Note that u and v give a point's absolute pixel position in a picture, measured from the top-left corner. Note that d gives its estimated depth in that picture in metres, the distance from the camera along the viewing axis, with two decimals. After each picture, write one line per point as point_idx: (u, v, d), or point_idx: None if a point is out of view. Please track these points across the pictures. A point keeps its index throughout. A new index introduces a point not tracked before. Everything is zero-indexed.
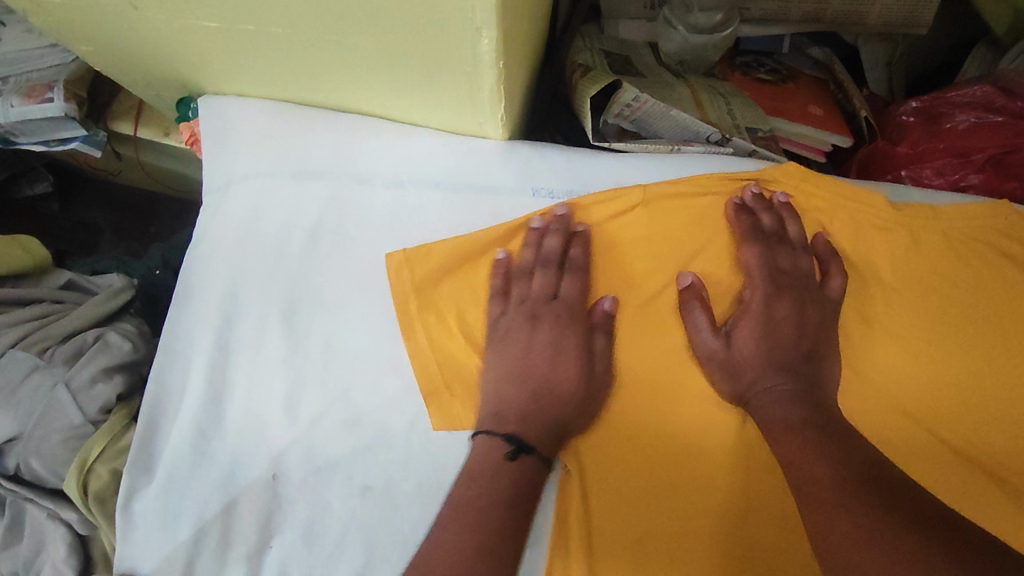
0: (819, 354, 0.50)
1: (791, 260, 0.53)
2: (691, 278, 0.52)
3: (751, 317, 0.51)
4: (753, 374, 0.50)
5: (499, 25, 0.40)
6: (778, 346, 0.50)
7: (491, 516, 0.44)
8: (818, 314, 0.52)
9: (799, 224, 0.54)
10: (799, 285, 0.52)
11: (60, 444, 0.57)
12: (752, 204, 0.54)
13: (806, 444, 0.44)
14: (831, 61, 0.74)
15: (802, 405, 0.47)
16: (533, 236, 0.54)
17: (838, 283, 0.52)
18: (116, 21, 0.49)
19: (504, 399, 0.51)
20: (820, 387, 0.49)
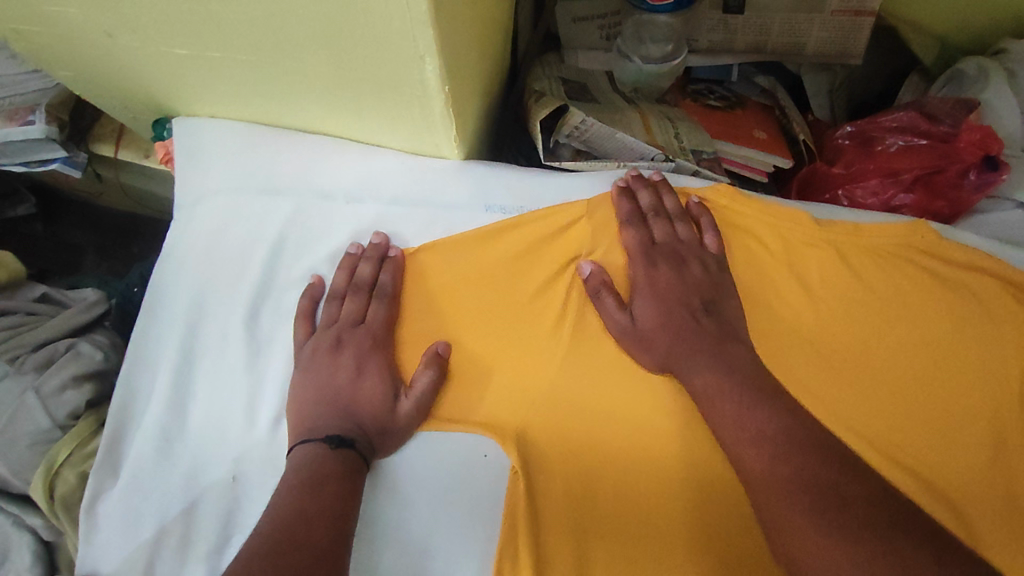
0: (714, 306, 0.54)
1: (665, 231, 0.57)
2: (590, 267, 0.56)
3: (641, 289, 0.55)
4: (664, 344, 0.53)
5: (441, 55, 0.43)
6: (672, 305, 0.54)
7: (324, 496, 0.48)
8: (700, 270, 0.55)
9: (675, 196, 0.59)
10: (672, 252, 0.56)
11: (27, 448, 0.60)
12: (632, 184, 0.59)
13: (736, 416, 0.47)
14: (776, 88, 0.78)
15: (711, 359, 0.51)
16: (348, 261, 0.59)
17: (712, 240, 0.57)
18: (92, 47, 0.53)
19: (318, 418, 0.54)
20: (727, 345, 0.51)
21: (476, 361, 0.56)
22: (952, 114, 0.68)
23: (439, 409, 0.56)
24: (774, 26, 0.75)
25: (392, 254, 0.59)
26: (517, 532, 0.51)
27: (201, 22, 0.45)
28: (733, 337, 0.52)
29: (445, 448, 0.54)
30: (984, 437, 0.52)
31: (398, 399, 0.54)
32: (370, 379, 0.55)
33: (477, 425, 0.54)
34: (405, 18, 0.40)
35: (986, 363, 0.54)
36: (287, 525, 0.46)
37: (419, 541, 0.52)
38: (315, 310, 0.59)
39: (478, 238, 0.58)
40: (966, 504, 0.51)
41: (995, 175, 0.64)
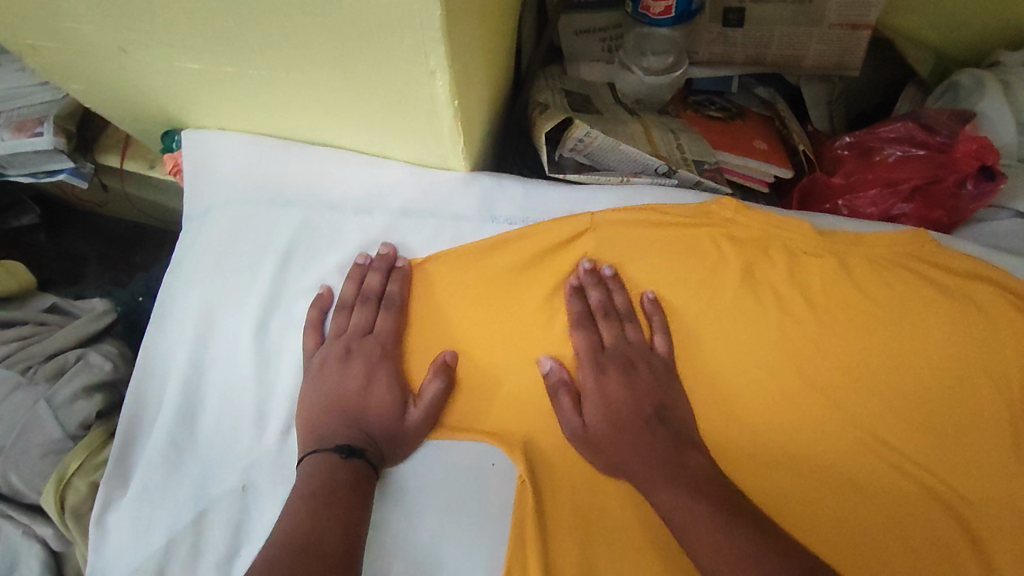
0: (665, 410, 0.55)
1: (613, 334, 0.58)
2: (550, 364, 0.57)
3: (592, 399, 0.56)
4: (615, 454, 0.53)
5: (451, 70, 0.44)
6: (625, 415, 0.55)
7: (333, 507, 0.49)
8: (648, 373, 0.56)
9: (626, 293, 0.59)
10: (620, 357, 0.57)
11: (39, 457, 0.61)
12: (582, 282, 0.59)
13: (697, 523, 0.48)
14: (775, 99, 0.80)
15: (668, 475, 0.51)
16: (357, 271, 0.60)
17: (662, 342, 0.57)
18: (105, 62, 0.54)
19: (327, 428, 0.54)
20: (683, 453, 0.52)
21: (483, 369, 0.58)
22: (949, 125, 0.69)
23: (446, 418, 0.56)
24: (773, 38, 0.76)
25: (400, 264, 0.60)
26: (525, 540, 0.51)
27: (215, 37, 0.46)
28: (689, 443, 0.53)
29: (454, 457, 0.55)
30: (990, 443, 0.53)
31: (406, 409, 0.55)
32: (379, 388, 0.56)
33: (484, 433, 0.56)
34: (417, 35, 0.41)
35: (990, 370, 0.54)
36: (301, 533, 0.47)
37: (425, 554, 0.52)
38: (323, 321, 0.60)
39: (485, 249, 0.59)
40: (966, 507, 0.52)
41: (992, 185, 0.64)
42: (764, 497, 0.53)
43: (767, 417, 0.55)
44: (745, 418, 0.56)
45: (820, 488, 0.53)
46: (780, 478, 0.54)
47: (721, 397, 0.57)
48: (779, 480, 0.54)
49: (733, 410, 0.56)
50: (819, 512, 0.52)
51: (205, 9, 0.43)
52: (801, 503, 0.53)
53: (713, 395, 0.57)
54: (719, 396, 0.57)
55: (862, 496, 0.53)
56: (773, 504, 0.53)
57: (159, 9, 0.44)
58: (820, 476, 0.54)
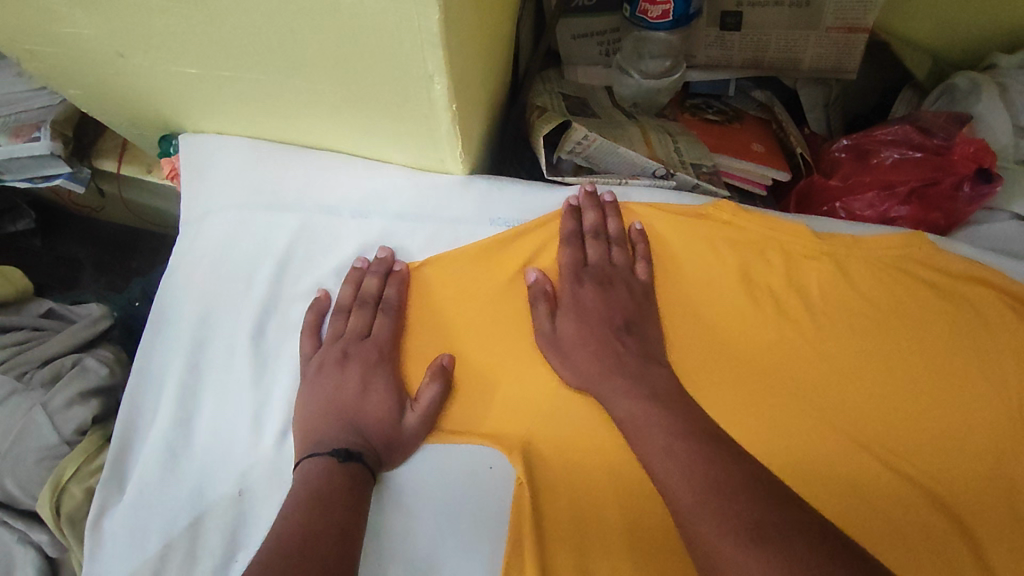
0: (637, 327, 0.56)
1: (598, 253, 0.59)
2: (536, 275, 0.58)
3: (564, 308, 0.57)
4: (585, 362, 0.55)
5: (449, 74, 0.44)
6: (596, 324, 0.56)
7: (330, 512, 0.48)
8: (625, 292, 0.57)
9: (619, 220, 0.60)
10: (600, 274, 0.58)
11: (35, 463, 0.61)
12: (581, 204, 0.60)
13: (653, 426, 0.49)
14: (772, 103, 0.80)
15: (628, 383, 0.53)
16: (355, 275, 0.60)
17: (643, 268, 0.59)
18: (103, 66, 0.54)
19: (325, 433, 0.54)
20: (649, 369, 0.54)
21: (480, 372, 0.57)
22: (946, 127, 0.69)
23: (445, 422, 0.56)
24: (770, 41, 0.76)
25: (398, 267, 0.60)
26: (524, 543, 0.51)
27: (214, 42, 0.46)
28: (655, 360, 0.55)
29: (452, 461, 0.55)
30: (991, 446, 0.52)
31: (404, 412, 0.55)
32: (376, 392, 0.55)
33: (481, 436, 0.55)
34: (415, 40, 0.41)
35: (989, 373, 0.54)
36: (298, 535, 0.46)
37: (422, 556, 0.52)
38: (321, 324, 0.60)
39: (482, 252, 0.59)
40: (966, 511, 0.51)
41: (989, 187, 0.65)
42: None
43: (769, 419, 0.55)
44: (748, 424, 0.54)
45: (822, 492, 0.52)
46: (783, 482, 0.53)
47: (723, 397, 0.55)
48: (782, 483, 0.53)
49: (734, 411, 0.55)
50: (820, 515, 0.52)
51: (202, 13, 0.43)
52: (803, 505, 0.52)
53: (715, 396, 0.56)
54: (722, 394, 0.55)
55: (863, 499, 0.52)
56: None
57: (157, 14, 0.44)
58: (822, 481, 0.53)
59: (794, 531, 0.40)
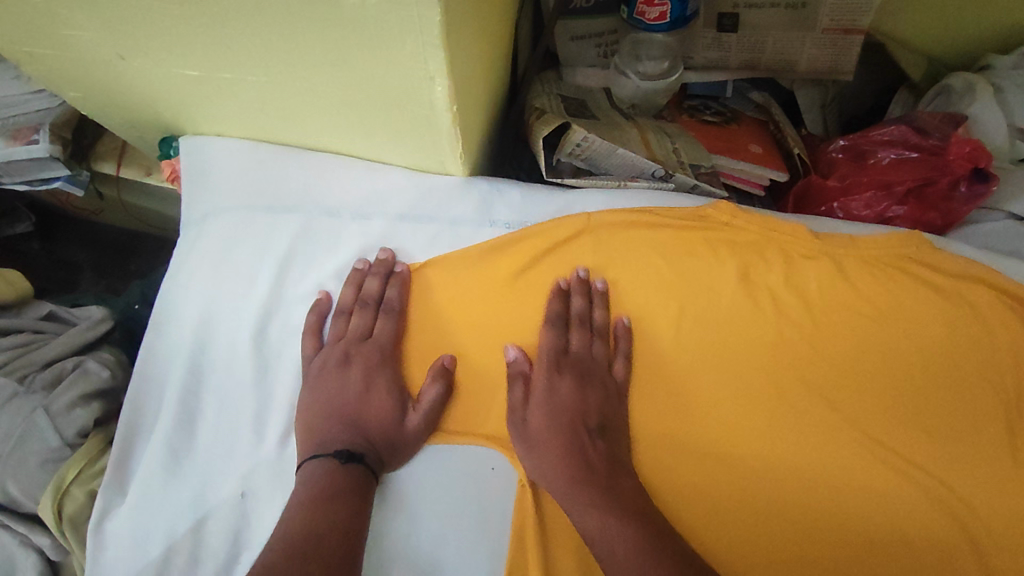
0: (609, 430, 0.54)
1: (580, 342, 0.58)
2: (516, 352, 0.57)
3: (538, 398, 0.55)
4: (550, 459, 0.53)
5: (450, 76, 0.45)
6: (568, 421, 0.54)
7: (332, 510, 0.49)
8: (600, 394, 0.56)
9: (605, 311, 0.59)
10: (579, 367, 0.57)
11: (37, 466, 0.61)
12: (569, 287, 0.59)
13: (621, 545, 0.48)
14: (769, 104, 0.80)
15: (598, 493, 0.51)
16: (355, 276, 0.60)
17: (622, 366, 0.57)
18: (103, 68, 0.54)
19: (327, 433, 0.54)
20: (619, 478, 0.52)
21: (481, 374, 0.58)
22: (941, 127, 0.70)
23: (446, 423, 0.56)
24: (767, 43, 0.77)
25: (399, 269, 0.60)
26: (526, 540, 0.52)
27: (215, 42, 0.46)
28: (624, 469, 0.53)
29: (453, 461, 0.55)
30: (988, 444, 0.53)
31: (406, 413, 0.55)
32: (379, 393, 0.56)
33: (486, 437, 0.56)
34: (417, 41, 0.41)
35: (985, 370, 0.54)
36: (300, 536, 0.47)
37: (425, 559, 0.52)
38: (322, 326, 0.60)
39: (484, 253, 0.60)
40: (966, 508, 0.52)
41: (985, 186, 0.66)
42: (761, 501, 0.54)
43: (769, 420, 0.55)
44: (747, 426, 0.55)
45: (819, 494, 0.53)
46: (779, 484, 0.54)
47: (722, 399, 0.56)
48: (778, 484, 0.54)
49: (732, 412, 0.56)
50: (817, 517, 0.53)
51: (204, 15, 0.43)
52: (799, 507, 0.53)
53: (716, 394, 0.56)
54: (718, 396, 0.56)
55: (862, 499, 0.53)
56: (769, 508, 0.53)
57: (158, 15, 0.44)
58: (821, 484, 0.53)
59: None
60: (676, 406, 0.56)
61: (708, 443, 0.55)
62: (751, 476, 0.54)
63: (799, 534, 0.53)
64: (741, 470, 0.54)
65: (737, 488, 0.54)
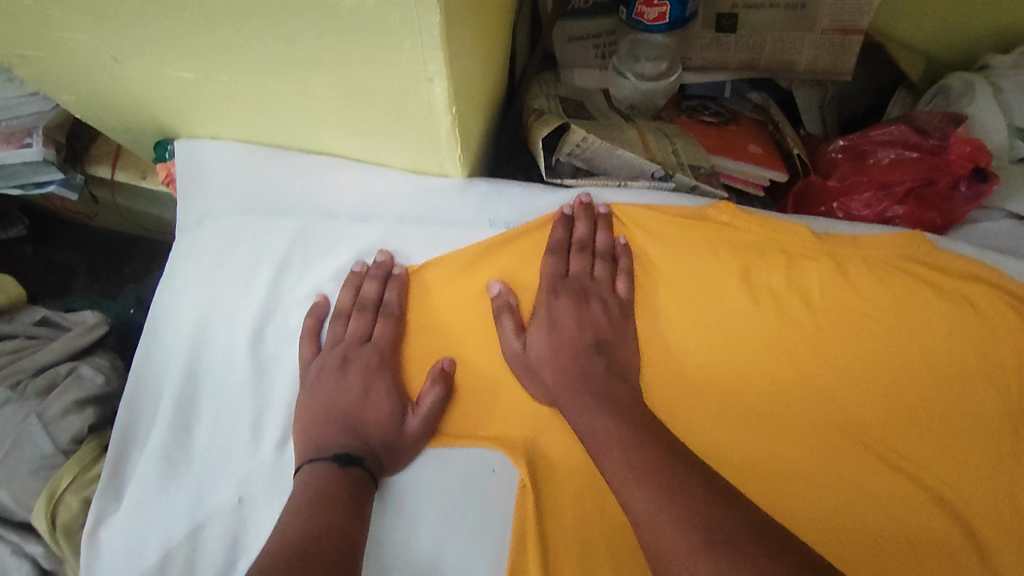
0: (608, 345, 0.56)
1: (581, 266, 0.58)
2: (499, 287, 0.58)
3: (538, 322, 0.57)
4: (551, 377, 0.55)
5: (450, 76, 0.44)
6: (566, 342, 0.56)
7: (330, 516, 0.48)
8: (600, 309, 0.57)
9: (610, 231, 0.60)
10: (579, 287, 0.57)
11: (29, 474, 0.60)
12: (574, 214, 0.59)
13: (613, 441, 0.50)
14: (768, 105, 0.80)
15: (590, 399, 0.53)
16: (354, 280, 0.59)
17: (624, 285, 0.58)
18: (97, 71, 0.53)
19: (326, 438, 0.54)
20: (614, 386, 0.54)
21: (481, 376, 0.57)
22: (941, 127, 0.70)
23: (445, 427, 0.56)
24: (765, 44, 0.77)
25: (397, 271, 0.59)
26: (528, 544, 0.51)
27: (210, 45, 0.46)
28: (622, 378, 0.55)
29: (454, 463, 0.55)
30: (990, 443, 0.52)
31: (405, 416, 0.54)
32: (377, 396, 0.55)
33: (487, 439, 0.55)
34: (416, 42, 0.41)
35: (988, 368, 0.54)
36: (298, 539, 0.46)
37: (424, 564, 0.52)
38: (320, 329, 0.59)
39: (484, 253, 0.59)
40: (970, 511, 0.52)
41: (985, 185, 0.65)
42: (767, 502, 0.53)
43: (772, 420, 0.55)
44: (749, 424, 0.55)
45: (824, 493, 0.53)
46: (782, 484, 0.53)
47: (725, 396, 0.56)
48: (784, 485, 0.53)
49: (737, 405, 0.56)
50: (823, 518, 0.52)
51: (199, 16, 0.42)
52: (805, 508, 0.53)
53: (718, 394, 0.56)
54: (722, 392, 0.56)
55: (866, 499, 0.52)
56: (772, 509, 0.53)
57: (152, 17, 0.44)
58: (826, 486, 0.53)
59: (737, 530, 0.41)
60: (677, 408, 0.56)
61: (708, 446, 0.55)
62: (756, 477, 0.54)
63: (805, 535, 0.52)
64: (745, 471, 0.54)
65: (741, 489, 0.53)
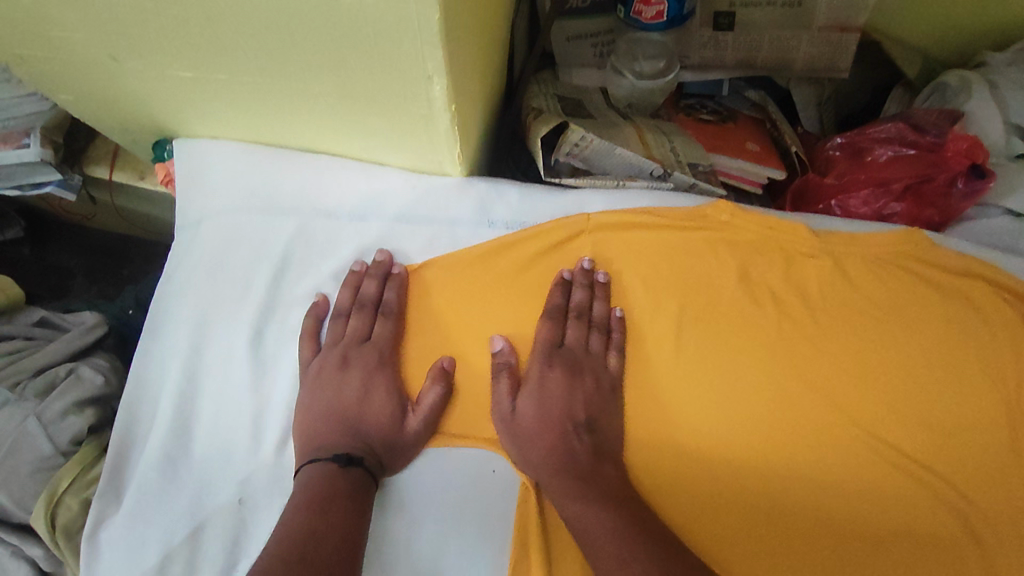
0: (597, 426, 0.54)
1: (577, 336, 0.57)
2: (502, 344, 0.57)
3: (529, 391, 0.55)
4: (537, 454, 0.53)
5: (448, 75, 0.44)
6: (555, 417, 0.54)
7: (330, 516, 0.48)
8: (591, 385, 0.56)
9: (605, 304, 0.59)
10: (572, 358, 0.56)
11: (29, 475, 0.60)
12: (573, 278, 0.59)
13: (605, 540, 0.48)
14: (766, 102, 0.80)
15: (578, 487, 0.51)
16: (353, 279, 0.59)
17: (616, 359, 0.57)
18: (95, 70, 0.53)
19: (326, 438, 0.54)
20: (601, 467, 0.52)
21: (480, 375, 0.57)
22: (938, 124, 0.70)
23: (447, 425, 0.56)
24: (762, 42, 0.77)
25: (396, 271, 0.59)
26: (528, 547, 0.51)
27: (209, 43, 0.46)
28: (609, 459, 0.53)
29: (455, 464, 0.55)
30: (988, 442, 0.53)
31: (406, 415, 0.55)
32: (377, 396, 0.55)
33: (488, 441, 0.55)
34: (415, 40, 0.41)
35: (986, 364, 0.54)
36: (300, 538, 0.46)
37: (425, 562, 0.52)
38: (320, 329, 0.59)
39: (483, 253, 0.59)
40: (970, 507, 0.52)
41: (982, 183, 0.65)
42: (767, 497, 0.53)
43: (777, 418, 0.54)
44: (751, 424, 0.54)
45: (824, 493, 0.53)
46: (784, 480, 0.53)
47: (727, 395, 0.55)
48: (784, 485, 0.53)
49: (738, 408, 0.55)
50: (824, 515, 0.53)
51: (198, 15, 0.42)
52: (803, 507, 0.53)
53: (718, 396, 0.55)
54: (723, 393, 0.55)
55: (865, 499, 0.53)
56: (774, 503, 0.53)
57: (151, 16, 0.44)
58: (825, 486, 0.53)
59: None
60: (676, 411, 0.55)
61: (711, 446, 0.54)
62: (755, 476, 0.54)
63: (804, 529, 0.53)
64: (746, 467, 0.54)
65: (741, 488, 0.54)
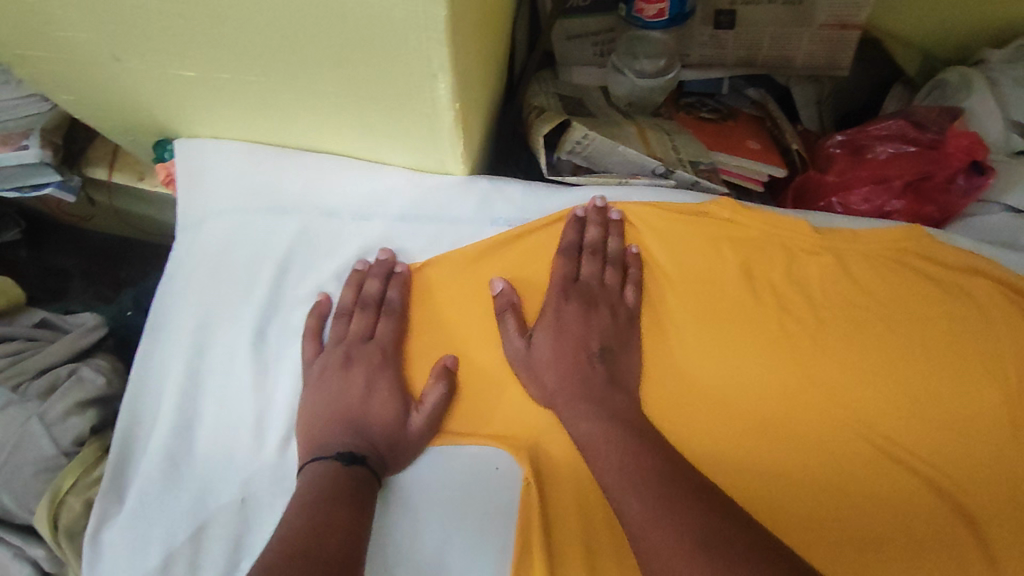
0: (612, 355, 0.55)
1: (592, 271, 0.58)
2: (502, 285, 0.57)
3: (545, 324, 0.56)
4: (552, 380, 0.55)
5: (453, 73, 0.44)
6: (571, 347, 0.56)
7: (333, 514, 0.48)
8: (608, 316, 0.57)
9: (620, 240, 0.60)
10: (586, 292, 0.57)
11: (32, 476, 0.60)
12: (587, 216, 0.60)
13: (611, 449, 0.50)
14: (766, 100, 0.80)
15: (591, 407, 0.53)
16: (356, 278, 0.59)
17: (633, 293, 0.58)
18: (97, 70, 0.53)
19: (327, 439, 0.54)
20: (613, 393, 0.53)
21: (483, 375, 0.58)
22: (938, 122, 0.71)
23: (450, 423, 0.56)
24: (763, 40, 0.77)
25: (399, 270, 0.59)
26: (532, 545, 0.51)
27: (213, 43, 0.46)
28: (623, 389, 0.54)
29: (458, 463, 0.55)
30: (992, 439, 0.52)
31: (409, 414, 0.54)
32: (380, 395, 0.55)
33: (491, 437, 0.55)
34: (421, 37, 0.41)
35: (992, 362, 0.54)
36: (303, 537, 0.46)
37: (429, 558, 0.52)
38: (322, 328, 0.59)
39: (486, 250, 0.59)
40: (973, 503, 0.52)
41: (983, 178, 0.66)
42: (771, 492, 0.53)
43: (777, 416, 0.55)
44: (755, 419, 0.55)
45: (829, 492, 0.53)
46: (787, 476, 0.54)
47: (731, 392, 0.55)
48: (789, 483, 0.53)
49: (741, 402, 0.55)
50: (828, 512, 0.52)
51: (202, 14, 0.42)
52: (805, 505, 0.53)
53: (721, 388, 0.56)
54: (727, 387, 0.56)
55: (869, 497, 0.53)
56: (777, 494, 0.53)
57: (154, 14, 0.43)
58: (827, 482, 0.53)
59: (736, 533, 0.42)
60: (679, 407, 0.56)
61: (716, 440, 0.55)
62: (758, 476, 0.54)
63: (810, 527, 0.52)
64: (748, 462, 0.54)
65: (744, 485, 0.53)
